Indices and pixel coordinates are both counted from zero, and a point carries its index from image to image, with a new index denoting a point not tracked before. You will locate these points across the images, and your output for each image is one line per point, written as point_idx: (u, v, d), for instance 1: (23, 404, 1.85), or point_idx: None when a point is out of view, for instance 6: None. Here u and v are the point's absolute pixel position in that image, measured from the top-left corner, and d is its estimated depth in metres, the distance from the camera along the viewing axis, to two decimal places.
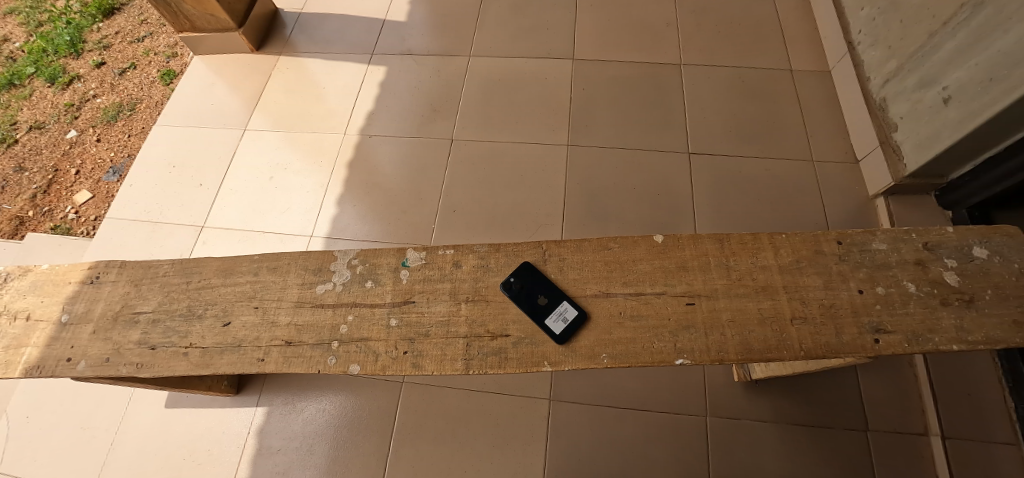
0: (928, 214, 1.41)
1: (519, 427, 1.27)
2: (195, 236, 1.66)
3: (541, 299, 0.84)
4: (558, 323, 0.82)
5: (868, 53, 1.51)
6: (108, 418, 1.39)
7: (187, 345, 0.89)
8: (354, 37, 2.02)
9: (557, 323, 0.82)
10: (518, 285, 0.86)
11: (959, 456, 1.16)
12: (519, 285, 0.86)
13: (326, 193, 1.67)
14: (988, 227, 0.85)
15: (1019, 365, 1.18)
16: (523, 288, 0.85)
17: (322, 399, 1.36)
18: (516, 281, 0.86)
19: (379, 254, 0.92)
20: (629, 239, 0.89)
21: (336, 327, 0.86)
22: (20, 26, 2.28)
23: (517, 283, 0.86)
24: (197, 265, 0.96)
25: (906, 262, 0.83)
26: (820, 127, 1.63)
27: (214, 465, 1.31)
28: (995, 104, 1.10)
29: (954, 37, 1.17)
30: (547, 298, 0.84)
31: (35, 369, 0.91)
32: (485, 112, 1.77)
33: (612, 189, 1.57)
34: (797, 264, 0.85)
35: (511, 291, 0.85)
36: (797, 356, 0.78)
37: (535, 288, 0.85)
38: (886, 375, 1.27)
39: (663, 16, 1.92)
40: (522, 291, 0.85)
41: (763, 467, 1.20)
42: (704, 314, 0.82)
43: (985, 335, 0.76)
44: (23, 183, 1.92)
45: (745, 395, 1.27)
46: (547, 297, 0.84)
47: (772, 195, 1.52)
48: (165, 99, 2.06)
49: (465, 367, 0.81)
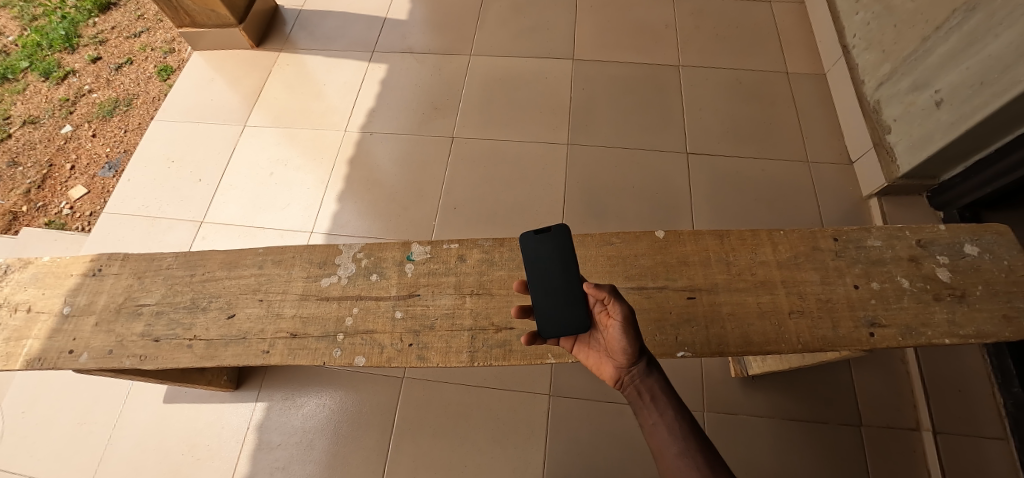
0: (920, 214, 1.43)
1: (519, 421, 1.28)
2: (194, 231, 1.65)
3: (542, 277, 0.74)
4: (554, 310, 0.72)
5: (862, 56, 1.55)
6: (104, 414, 1.38)
7: (191, 337, 0.89)
8: (354, 34, 2.02)
9: (554, 308, 0.73)
10: (549, 245, 0.75)
11: (950, 450, 1.18)
12: (552, 246, 0.75)
13: (327, 188, 1.68)
14: (979, 225, 0.88)
15: (1006, 360, 1.22)
16: (548, 253, 0.75)
17: (323, 395, 1.36)
18: (552, 235, 0.75)
19: (384, 248, 0.93)
20: (631, 234, 0.91)
21: (342, 320, 0.87)
22: (14, 20, 2.26)
23: (551, 242, 0.75)
24: (200, 258, 0.96)
25: (900, 258, 0.86)
26: (815, 129, 1.66)
27: (213, 460, 1.31)
28: (985, 107, 1.13)
29: (946, 41, 1.20)
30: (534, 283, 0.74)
31: (36, 361, 0.91)
32: (486, 111, 1.78)
33: (612, 187, 1.58)
34: (794, 260, 0.87)
35: (569, 245, 0.74)
36: (794, 349, 0.80)
37: (534, 262, 0.75)
38: (879, 370, 1.29)
39: (661, 18, 1.95)
40: (553, 257, 0.75)
41: (760, 461, 1.21)
42: (705, 307, 0.84)
43: (976, 329, 0.78)
44: (17, 177, 1.90)
45: (741, 390, 1.29)
46: (535, 279, 0.74)
47: (768, 195, 1.54)
48: (162, 95, 2.05)
49: (470, 359, 0.82)
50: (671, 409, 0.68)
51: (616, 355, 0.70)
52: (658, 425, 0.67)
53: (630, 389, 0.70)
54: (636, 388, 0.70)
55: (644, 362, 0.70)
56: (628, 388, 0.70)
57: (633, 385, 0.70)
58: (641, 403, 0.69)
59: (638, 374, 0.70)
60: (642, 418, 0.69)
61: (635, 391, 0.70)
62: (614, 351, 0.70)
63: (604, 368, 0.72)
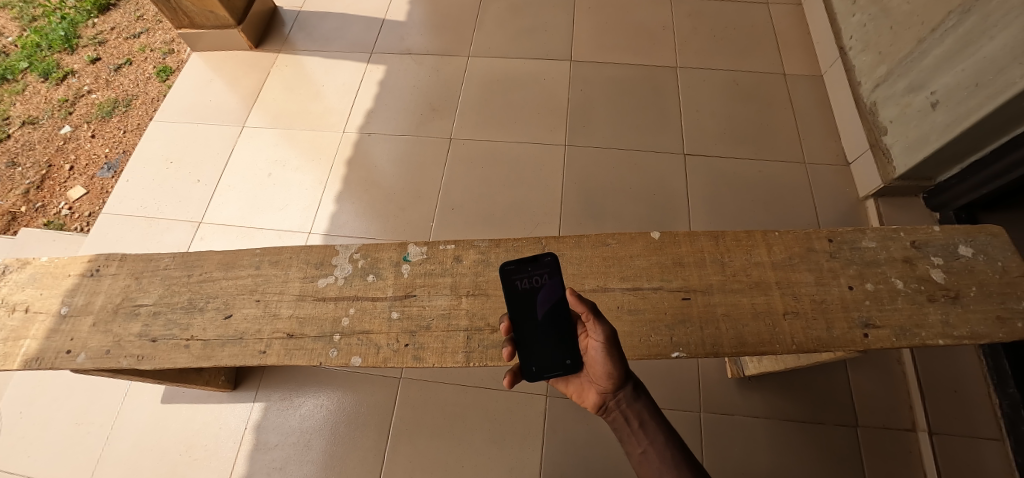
0: (916, 215, 1.44)
1: (515, 421, 1.28)
2: (192, 232, 1.66)
3: (529, 308, 0.73)
4: (538, 342, 0.73)
5: (858, 58, 1.55)
6: (102, 414, 1.38)
7: (188, 337, 0.89)
8: (353, 35, 2.03)
9: (540, 340, 0.73)
10: (535, 275, 0.73)
11: (946, 451, 1.18)
12: (540, 275, 0.73)
13: (325, 189, 1.68)
14: (973, 226, 0.88)
15: (1001, 361, 1.22)
16: (536, 283, 0.74)
17: (320, 395, 1.36)
18: (540, 265, 0.73)
19: (380, 249, 0.94)
20: (627, 235, 0.91)
21: (338, 320, 0.88)
22: (13, 21, 2.26)
23: (541, 272, 0.73)
24: (198, 258, 0.96)
25: (894, 259, 0.86)
26: (812, 130, 1.66)
27: (211, 461, 1.31)
28: (981, 109, 1.13)
29: (942, 43, 1.21)
30: (519, 314, 0.73)
31: (34, 361, 0.91)
32: (484, 112, 1.78)
33: (610, 188, 1.59)
34: (789, 261, 0.87)
35: (558, 277, 0.73)
36: (789, 349, 0.80)
37: (521, 292, 0.73)
38: (875, 370, 1.30)
39: (659, 20, 1.95)
40: (541, 286, 0.74)
41: (756, 462, 1.22)
42: (700, 308, 0.84)
43: (970, 330, 0.79)
44: (16, 178, 1.90)
45: (738, 391, 1.29)
46: (522, 310, 0.73)
47: (765, 196, 1.55)
48: (161, 95, 2.06)
49: (466, 360, 0.82)
50: (660, 433, 0.68)
51: (599, 380, 0.70)
52: (647, 453, 0.67)
53: (617, 414, 0.70)
54: (622, 413, 0.70)
55: (630, 386, 0.70)
56: (614, 413, 0.71)
57: (619, 410, 0.70)
58: (630, 430, 0.69)
59: (624, 399, 0.70)
60: (630, 445, 0.69)
61: (622, 416, 0.70)
62: (597, 375, 0.70)
63: (588, 394, 0.73)
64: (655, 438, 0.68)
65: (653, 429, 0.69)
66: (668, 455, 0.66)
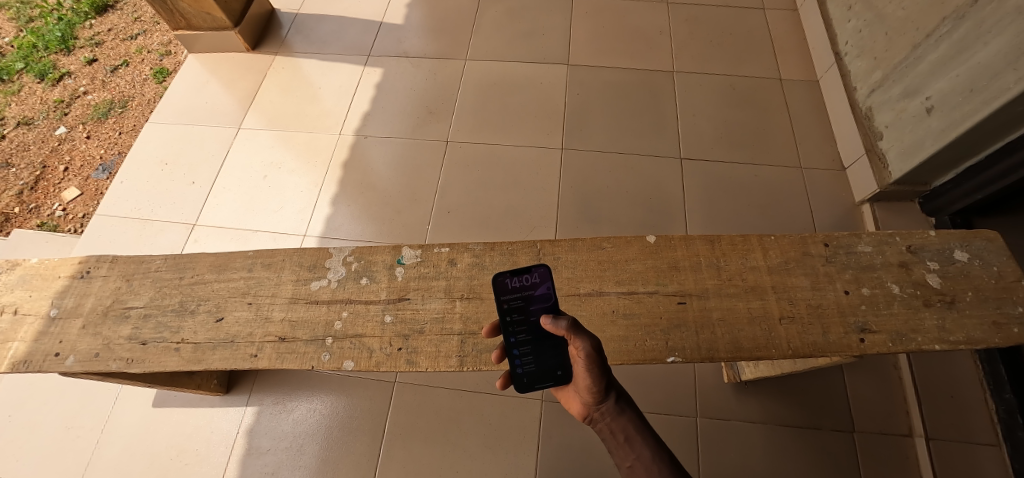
0: (912, 220, 1.44)
1: (510, 427, 1.27)
2: (186, 234, 1.65)
3: (523, 317, 0.72)
4: (530, 353, 0.72)
5: (854, 64, 1.55)
6: (93, 418, 1.36)
7: (179, 340, 0.88)
8: (350, 38, 2.03)
9: (533, 353, 0.72)
10: (530, 285, 0.73)
11: (944, 457, 1.18)
12: (535, 286, 0.73)
13: (320, 192, 1.67)
14: (969, 231, 0.88)
15: (998, 366, 1.22)
16: (529, 294, 0.73)
17: (314, 399, 1.35)
18: (533, 276, 0.73)
19: (374, 252, 0.93)
20: (622, 238, 0.90)
21: (331, 324, 0.87)
22: (10, 21, 2.25)
23: (535, 282, 0.73)
24: (189, 261, 0.95)
25: (890, 264, 0.86)
26: (807, 135, 1.67)
27: (201, 466, 1.29)
28: (976, 114, 1.14)
29: (935, 49, 1.22)
30: (513, 327, 0.72)
31: (22, 364, 0.89)
32: (481, 116, 1.78)
33: (606, 192, 1.59)
34: (785, 265, 0.87)
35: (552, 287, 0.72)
36: (784, 354, 0.80)
37: (514, 303, 0.73)
38: (871, 374, 1.29)
39: (656, 24, 1.96)
40: (535, 297, 0.72)
41: (751, 467, 1.21)
42: (695, 313, 0.83)
43: (965, 335, 0.78)
44: (9, 179, 1.89)
45: (733, 396, 1.29)
46: (516, 321, 0.72)
47: (760, 200, 1.55)
48: (157, 96, 2.05)
49: (460, 364, 0.82)
50: (649, 446, 0.65)
51: (583, 391, 0.69)
52: (635, 467, 0.64)
53: (602, 426, 0.69)
54: (607, 426, 0.68)
55: (614, 398, 0.68)
56: (599, 425, 0.69)
57: (604, 422, 0.68)
58: (615, 442, 0.67)
59: (609, 412, 0.68)
60: (618, 458, 0.66)
61: (608, 428, 0.68)
62: (581, 386, 0.69)
63: (576, 404, 0.72)
64: (643, 452, 0.65)
65: (641, 442, 0.66)
66: (656, 468, 0.63)
